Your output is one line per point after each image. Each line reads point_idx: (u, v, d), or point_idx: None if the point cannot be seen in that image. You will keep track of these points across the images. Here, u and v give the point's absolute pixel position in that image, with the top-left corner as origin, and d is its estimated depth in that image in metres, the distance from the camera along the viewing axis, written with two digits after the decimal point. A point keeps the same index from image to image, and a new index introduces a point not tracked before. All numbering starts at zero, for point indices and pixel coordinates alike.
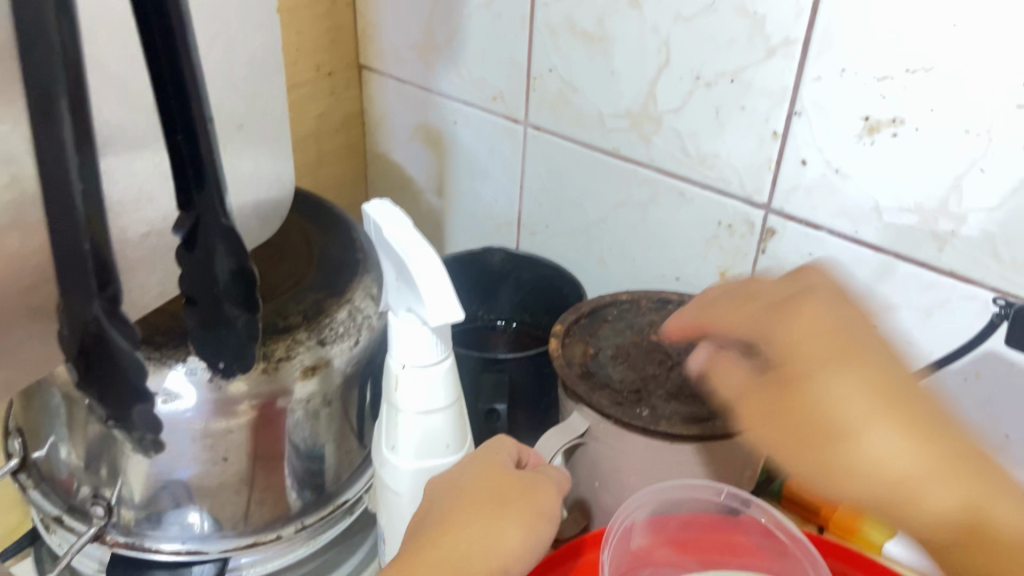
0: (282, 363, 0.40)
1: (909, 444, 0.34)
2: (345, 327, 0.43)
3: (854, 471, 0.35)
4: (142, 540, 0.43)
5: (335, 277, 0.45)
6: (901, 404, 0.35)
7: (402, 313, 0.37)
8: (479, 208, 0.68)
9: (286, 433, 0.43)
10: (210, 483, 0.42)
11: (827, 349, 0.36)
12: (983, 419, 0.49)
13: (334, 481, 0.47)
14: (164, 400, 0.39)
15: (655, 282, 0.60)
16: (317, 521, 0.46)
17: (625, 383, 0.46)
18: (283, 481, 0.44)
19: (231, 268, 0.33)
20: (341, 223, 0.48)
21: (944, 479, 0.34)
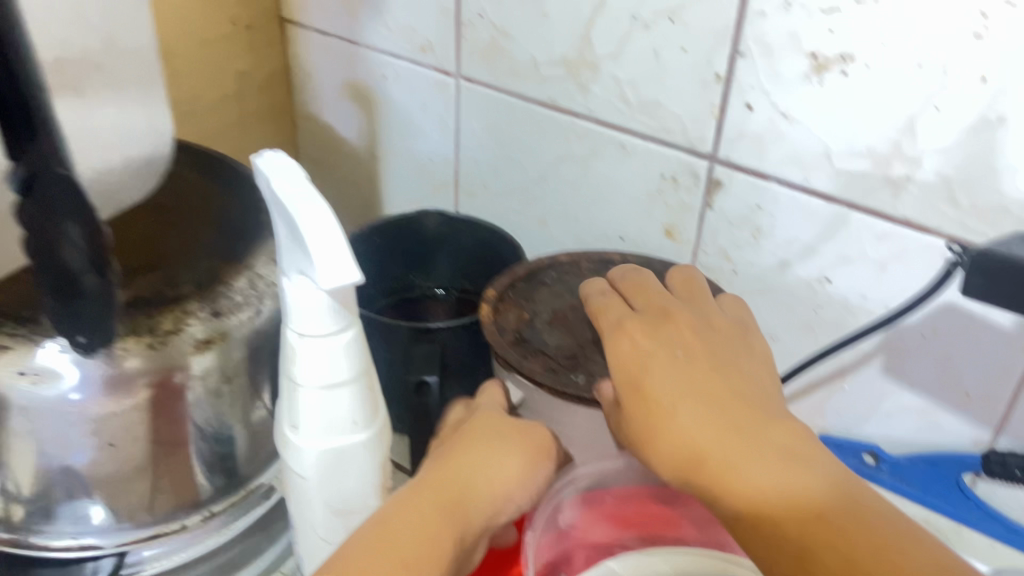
0: (170, 337, 0.37)
1: (736, 432, 0.32)
2: (244, 297, 0.39)
3: (659, 439, 0.33)
4: (29, 537, 0.39)
5: (234, 242, 0.41)
6: (728, 402, 0.33)
7: (295, 277, 0.33)
8: (415, 169, 0.64)
9: (187, 415, 0.39)
10: (105, 473, 0.38)
11: (666, 349, 0.35)
12: (943, 377, 0.46)
13: (247, 464, 0.43)
14: (38, 381, 0.35)
15: (600, 243, 0.56)
16: (228, 509, 0.43)
17: (560, 350, 0.42)
18: (187, 466, 0.40)
19: (78, 225, 0.30)
20: (243, 180, 0.44)
21: (778, 465, 0.31)
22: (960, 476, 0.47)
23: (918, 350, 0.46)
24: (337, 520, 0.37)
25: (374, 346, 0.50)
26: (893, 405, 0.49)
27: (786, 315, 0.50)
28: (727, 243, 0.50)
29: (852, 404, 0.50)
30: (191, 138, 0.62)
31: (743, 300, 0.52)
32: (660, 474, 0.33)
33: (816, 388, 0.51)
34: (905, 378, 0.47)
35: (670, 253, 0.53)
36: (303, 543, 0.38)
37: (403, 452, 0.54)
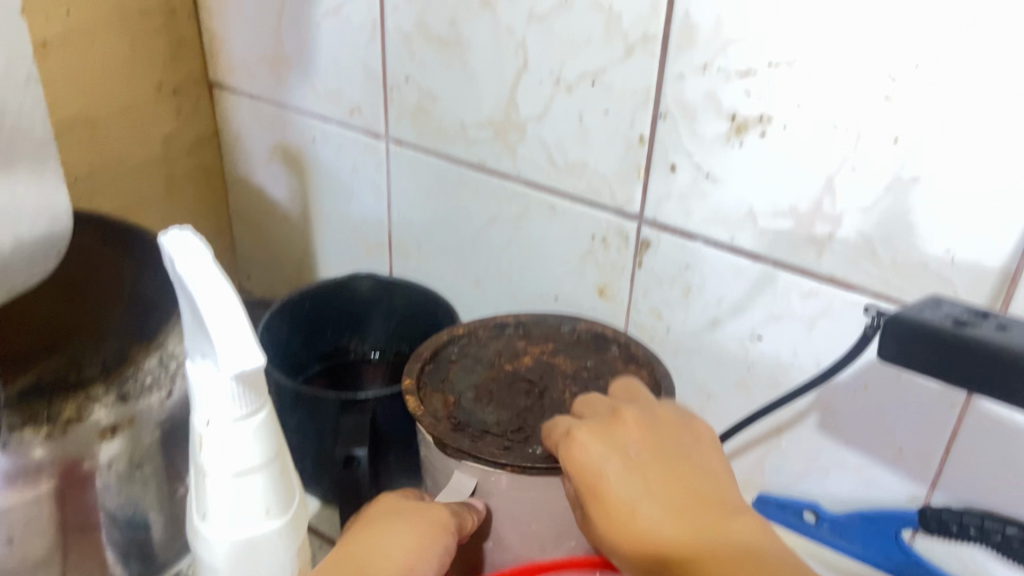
0: None
1: (700, 529, 0.31)
2: (153, 379, 0.38)
3: (627, 546, 0.32)
4: None
5: (141, 322, 0.40)
6: (687, 500, 0.32)
7: (198, 360, 0.32)
8: (349, 232, 0.63)
9: (95, 503, 0.37)
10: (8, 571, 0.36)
11: (616, 449, 0.34)
12: (877, 433, 0.45)
13: (163, 550, 0.41)
14: None
15: (534, 303, 0.56)
16: None
17: (503, 426, 0.40)
18: (97, 557, 0.38)
19: None
20: None
21: (745, 554, 0.29)
22: (898, 534, 0.46)
23: (850, 407, 0.46)
24: None
25: (302, 419, 0.49)
26: (829, 463, 0.48)
27: (720, 373, 0.50)
28: (660, 303, 0.50)
29: (791, 461, 0.50)
30: (117, 206, 0.60)
31: (678, 359, 0.51)
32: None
33: (754, 446, 0.51)
34: (839, 435, 0.47)
35: (605, 313, 0.53)
36: None
37: (336, 525, 0.53)
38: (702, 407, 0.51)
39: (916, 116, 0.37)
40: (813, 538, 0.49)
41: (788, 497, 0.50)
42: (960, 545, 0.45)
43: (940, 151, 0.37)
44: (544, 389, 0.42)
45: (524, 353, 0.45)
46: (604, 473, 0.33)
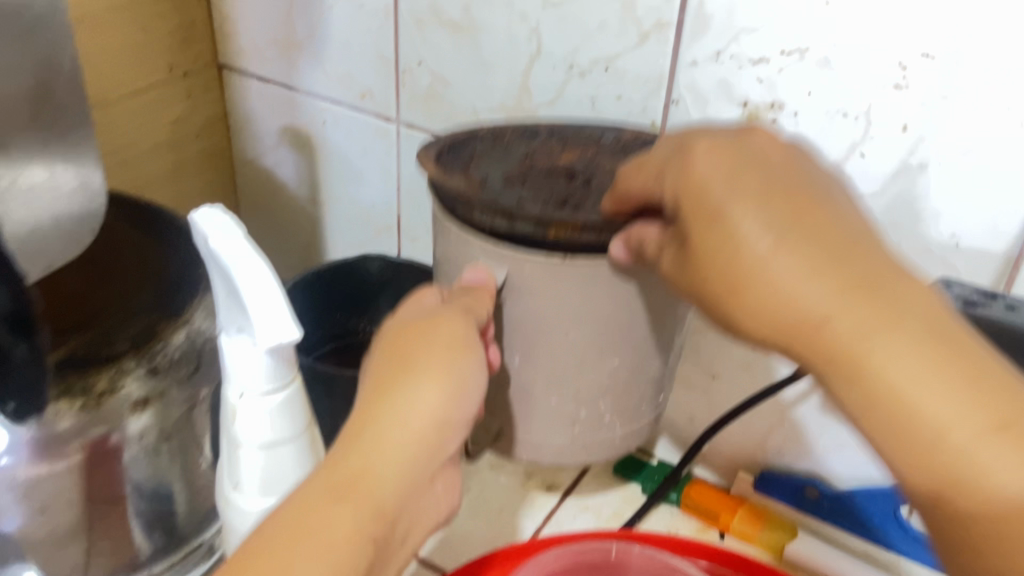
0: (105, 398, 0.35)
1: (861, 294, 0.26)
2: (183, 354, 0.38)
3: (752, 297, 0.27)
4: None
5: (173, 297, 0.40)
6: (843, 257, 0.26)
7: (233, 334, 0.33)
8: (358, 213, 0.64)
9: (123, 472, 0.38)
10: (42, 534, 0.37)
11: (746, 185, 0.28)
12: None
13: (188, 522, 0.42)
14: None
15: None
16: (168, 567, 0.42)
17: (544, 197, 0.35)
18: (126, 526, 0.40)
19: (8, 305, 0.31)
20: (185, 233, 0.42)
21: (912, 338, 0.25)
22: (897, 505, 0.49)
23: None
24: None
25: (318, 397, 0.50)
26: (833, 442, 0.50)
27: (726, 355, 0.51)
28: None
29: (793, 439, 0.51)
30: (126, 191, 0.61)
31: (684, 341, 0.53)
32: (753, 333, 0.28)
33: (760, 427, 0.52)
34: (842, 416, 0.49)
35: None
36: None
37: None
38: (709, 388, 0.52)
39: (926, 103, 0.39)
40: (812, 515, 0.51)
41: (789, 474, 0.52)
42: None
43: (948, 138, 0.39)
44: (590, 171, 0.37)
45: (560, 152, 0.39)
46: (730, 207, 0.27)
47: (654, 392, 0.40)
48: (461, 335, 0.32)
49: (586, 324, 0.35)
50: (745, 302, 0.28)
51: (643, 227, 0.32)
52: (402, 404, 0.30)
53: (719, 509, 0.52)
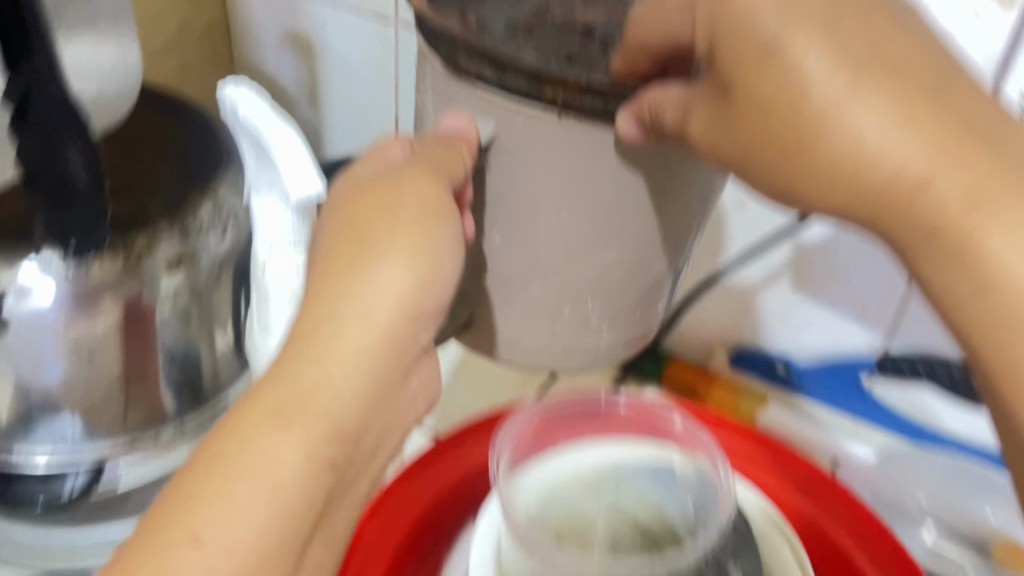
0: (144, 257, 0.39)
1: (947, 142, 0.26)
2: (209, 222, 0.42)
3: (819, 146, 0.28)
4: (12, 447, 0.41)
5: (196, 169, 0.43)
6: (927, 98, 0.27)
7: None
8: (356, 115, 0.67)
9: (155, 330, 0.41)
10: (83, 384, 0.40)
11: (819, 26, 0.27)
12: (844, 290, 0.51)
13: (212, 379, 0.45)
14: (20, 297, 0.37)
15: None
16: (198, 421, 0.45)
17: (548, 51, 0.34)
18: (156, 383, 0.43)
19: (84, 161, 0.35)
20: (203, 121, 0.46)
21: (989, 185, 0.26)
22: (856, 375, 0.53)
23: (819, 263, 0.51)
24: None
25: None
26: (801, 318, 0.54)
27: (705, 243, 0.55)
28: None
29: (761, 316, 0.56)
30: None
31: None
32: (811, 184, 0.29)
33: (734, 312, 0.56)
34: (810, 294, 0.53)
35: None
36: None
37: None
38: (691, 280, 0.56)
39: None
40: (781, 387, 0.55)
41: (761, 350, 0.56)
42: (911, 385, 0.52)
43: None
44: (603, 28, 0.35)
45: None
46: (802, 52, 0.27)
47: (647, 297, 0.41)
48: (430, 204, 0.32)
49: (581, 207, 0.36)
50: (808, 151, 0.28)
51: (652, 93, 0.32)
52: (370, 280, 0.30)
53: (696, 383, 0.56)
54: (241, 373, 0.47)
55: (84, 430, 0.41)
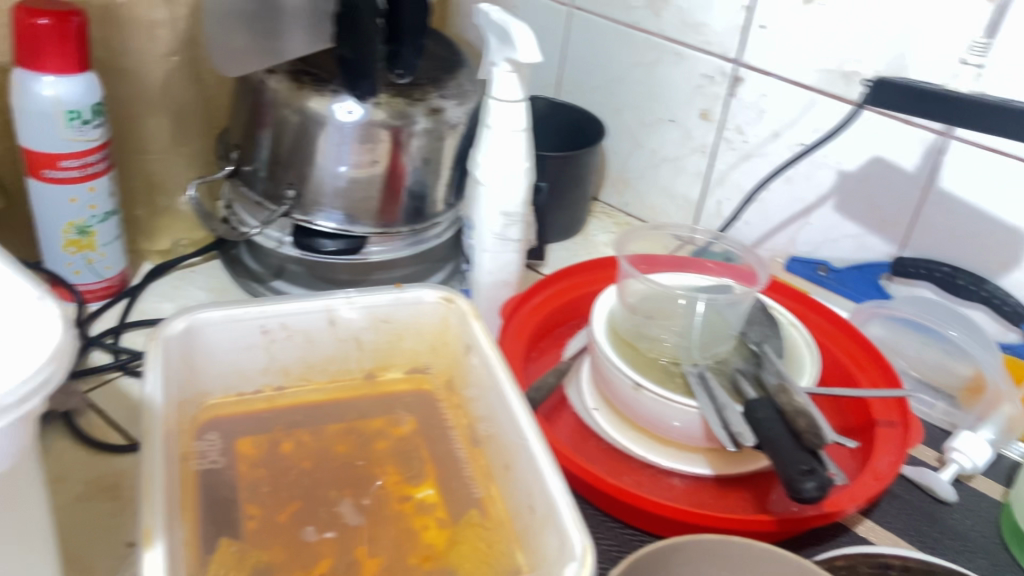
0: (413, 104, 0.63)
1: None
2: (450, 94, 0.65)
3: None
4: (311, 216, 0.65)
5: (443, 68, 0.68)
6: None
7: (501, 66, 0.58)
8: (571, 19, 0.84)
9: (405, 165, 0.65)
10: (361, 175, 0.64)
11: None
12: (870, 210, 0.70)
13: (430, 208, 0.69)
14: (344, 113, 0.61)
15: (707, 103, 0.77)
16: (413, 228, 0.69)
17: None
18: (400, 204, 0.67)
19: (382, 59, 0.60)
20: (447, 41, 0.72)
21: None
22: (877, 277, 0.72)
23: (860, 191, 0.70)
24: (499, 241, 0.63)
25: None
26: (840, 234, 0.73)
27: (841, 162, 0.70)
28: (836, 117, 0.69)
29: (813, 233, 0.75)
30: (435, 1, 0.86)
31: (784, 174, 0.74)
32: None
33: (789, 225, 0.76)
34: (852, 213, 0.72)
35: (702, 130, 0.78)
36: (477, 275, 0.65)
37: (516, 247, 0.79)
38: (746, 203, 0.78)
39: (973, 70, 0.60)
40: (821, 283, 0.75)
41: (809, 256, 0.76)
42: (913, 282, 0.70)
43: (999, 81, 0.60)
44: None
45: None
46: None
47: None
48: None
49: None
50: None
51: None
52: None
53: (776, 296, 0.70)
54: (449, 210, 0.72)
55: (347, 215, 0.65)
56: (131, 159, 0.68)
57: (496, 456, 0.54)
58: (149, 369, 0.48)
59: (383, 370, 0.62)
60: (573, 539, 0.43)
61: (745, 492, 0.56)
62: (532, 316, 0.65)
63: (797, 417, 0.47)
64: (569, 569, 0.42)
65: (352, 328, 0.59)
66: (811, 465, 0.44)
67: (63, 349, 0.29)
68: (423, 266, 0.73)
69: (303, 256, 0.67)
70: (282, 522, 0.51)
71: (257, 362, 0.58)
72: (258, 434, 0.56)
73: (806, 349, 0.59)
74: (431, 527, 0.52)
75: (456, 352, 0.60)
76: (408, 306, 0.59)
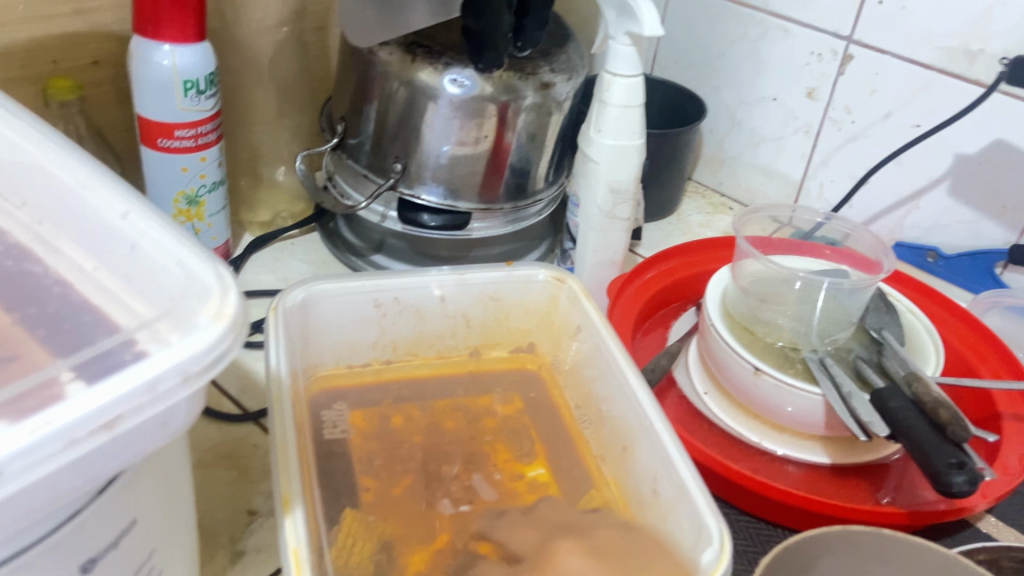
0: (525, 78, 0.61)
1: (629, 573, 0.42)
2: (560, 68, 0.64)
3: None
4: (417, 190, 0.65)
5: (550, 40, 0.67)
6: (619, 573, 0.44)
7: (621, 38, 0.57)
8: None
9: (512, 140, 0.64)
10: (468, 150, 0.63)
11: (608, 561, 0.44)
12: (987, 194, 0.68)
13: (532, 184, 0.68)
14: (456, 86, 0.60)
15: (814, 81, 0.74)
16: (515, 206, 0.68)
17: None
18: (504, 179, 0.66)
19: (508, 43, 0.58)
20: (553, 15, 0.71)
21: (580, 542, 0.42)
22: (992, 265, 0.69)
23: (976, 175, 0.68)
24: (607, 219, 0.62)
25: None
26: (953, 219, 0.70)
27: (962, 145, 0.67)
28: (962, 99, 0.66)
29: (923, 218, 0.72)
30: None
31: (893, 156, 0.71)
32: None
33: (897, 209, 0.74)
34: (968, 199, 0.69)
35: (807, 109, 0.76)
36: (582, 253, 0.64)
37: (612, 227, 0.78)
38: (851, 185, 0.76)
39: None
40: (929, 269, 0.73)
41: (917, 242, 0.73)
42: None
43: None
44: None
45: None
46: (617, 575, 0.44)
47: None
48: None
49: None
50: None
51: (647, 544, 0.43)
52: None
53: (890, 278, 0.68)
54: (550, 187, 0.71)
55: (452, 189, 0.65)
56: (236, 129, 0.68)
57: (612, 436, 0.54)
58: (272, 340, 0.48)
59: (488, 347, 0.62)
60: (707, 524, 0.42)
61: (862, 482, 0.55)
62: (643, 291, 0.65)
63: (937, 409, 0.46)
64: (708, 551, 0.41)
65: (461, 304, 0.59)
66: (960, 458, 0.43)
67: (238, 320, 0.29)
68: (520, 244, 0.72)
69: (405, 230, 0.67)
70: (398, 495, 0.51)
71: (367, 336, 0.58)
72: (370, 408, 0.56)
73: (928, 337, 0.57)
74: (548, 505, 0.52)
75: (565, 332, 0.60)
76: (517, 283, 0.59)
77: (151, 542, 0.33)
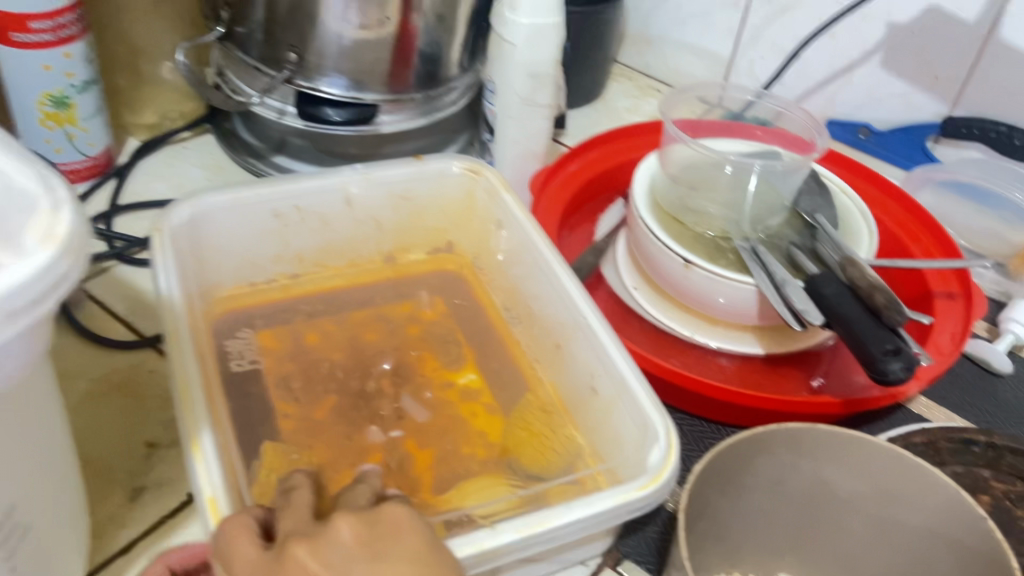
0: None
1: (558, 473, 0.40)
2: None
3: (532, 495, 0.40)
4: (316, 82, 0.59)
5: None
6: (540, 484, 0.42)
7: None
8: None
9: (419, 23, 0.58)
10: (370, 36, 0.57)
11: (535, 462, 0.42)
12: (920, 65, 0.65)
13: (444, 71, 0.63)
14: None
15: None
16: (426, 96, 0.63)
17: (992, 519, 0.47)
18: (412, 67, 0.60)
19: None
20: None
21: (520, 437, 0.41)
22: (924, 139, 0.67)
23: (909, 45, 0.65)
24: (526, 106, 0.57)
25: None
26: (885, 92, 0.68)
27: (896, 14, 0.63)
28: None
29: (855, 93, 0.69)
30: None
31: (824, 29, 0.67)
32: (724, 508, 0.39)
33: (829, 84, 0.70)
34: (901, 71, 0.66)
35: None
36: (501, 144, 0.60)
37: None
38: (781, 60, 0.72)
39: None
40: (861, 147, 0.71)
41: (848, 118, 0.71)
42: (962, 143, 0.65)
43: None
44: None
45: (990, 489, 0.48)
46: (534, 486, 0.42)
47: None
48: None
49: None
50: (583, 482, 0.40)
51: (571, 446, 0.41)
52: None
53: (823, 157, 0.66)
54: (464, 74, 0.65)
55: (355, 81, 0.59)
56: (108, 21, 0.60)
57: (542, 337, 0.51)
58: (159, 262, 0.43)
59: (404, 253, 0.57)
60: (653, 419, 0.40)
61: (795, 370, 0.53)
62: (567, 183, 0.61)
63: (872, 292, 0.44)
64: (654, 452, 0.39)
65: (371, 208, 0.54)
66: (896, 344, 0.42)
67: (76, 240, 0.24)
68: (435, 137, 0.67)
69: (307, 127, 0.61)
70: (318, 418, 0.47)
71: (270, 249, 0.53)
72: (280, 325, 0.52)
73: (862, 217, 0.55)
74: (480, 414, 0.50)
75: (484, 228, 0.56)
76: (431, 180, 0.54)
77: (6, 497, 0.29)
